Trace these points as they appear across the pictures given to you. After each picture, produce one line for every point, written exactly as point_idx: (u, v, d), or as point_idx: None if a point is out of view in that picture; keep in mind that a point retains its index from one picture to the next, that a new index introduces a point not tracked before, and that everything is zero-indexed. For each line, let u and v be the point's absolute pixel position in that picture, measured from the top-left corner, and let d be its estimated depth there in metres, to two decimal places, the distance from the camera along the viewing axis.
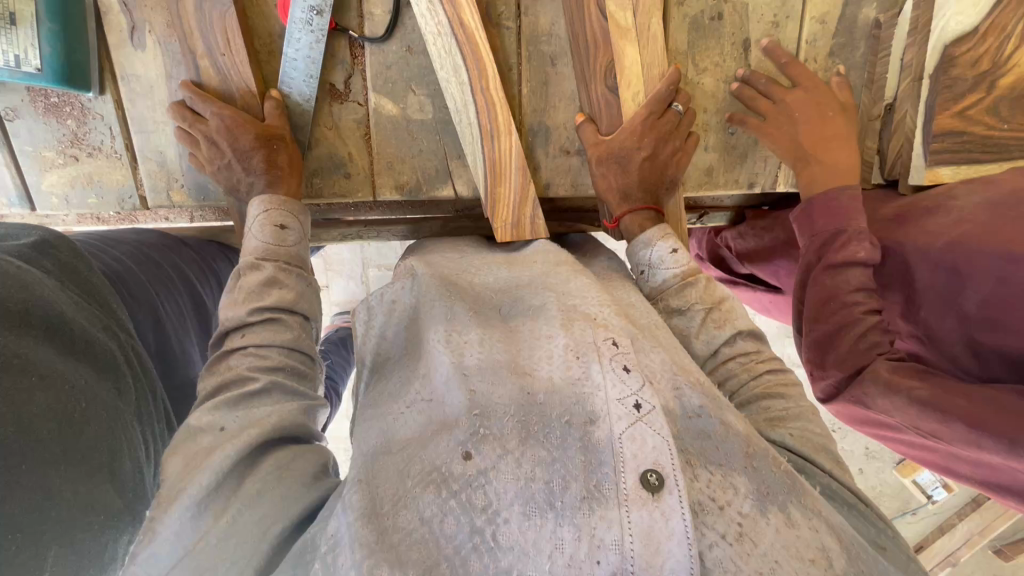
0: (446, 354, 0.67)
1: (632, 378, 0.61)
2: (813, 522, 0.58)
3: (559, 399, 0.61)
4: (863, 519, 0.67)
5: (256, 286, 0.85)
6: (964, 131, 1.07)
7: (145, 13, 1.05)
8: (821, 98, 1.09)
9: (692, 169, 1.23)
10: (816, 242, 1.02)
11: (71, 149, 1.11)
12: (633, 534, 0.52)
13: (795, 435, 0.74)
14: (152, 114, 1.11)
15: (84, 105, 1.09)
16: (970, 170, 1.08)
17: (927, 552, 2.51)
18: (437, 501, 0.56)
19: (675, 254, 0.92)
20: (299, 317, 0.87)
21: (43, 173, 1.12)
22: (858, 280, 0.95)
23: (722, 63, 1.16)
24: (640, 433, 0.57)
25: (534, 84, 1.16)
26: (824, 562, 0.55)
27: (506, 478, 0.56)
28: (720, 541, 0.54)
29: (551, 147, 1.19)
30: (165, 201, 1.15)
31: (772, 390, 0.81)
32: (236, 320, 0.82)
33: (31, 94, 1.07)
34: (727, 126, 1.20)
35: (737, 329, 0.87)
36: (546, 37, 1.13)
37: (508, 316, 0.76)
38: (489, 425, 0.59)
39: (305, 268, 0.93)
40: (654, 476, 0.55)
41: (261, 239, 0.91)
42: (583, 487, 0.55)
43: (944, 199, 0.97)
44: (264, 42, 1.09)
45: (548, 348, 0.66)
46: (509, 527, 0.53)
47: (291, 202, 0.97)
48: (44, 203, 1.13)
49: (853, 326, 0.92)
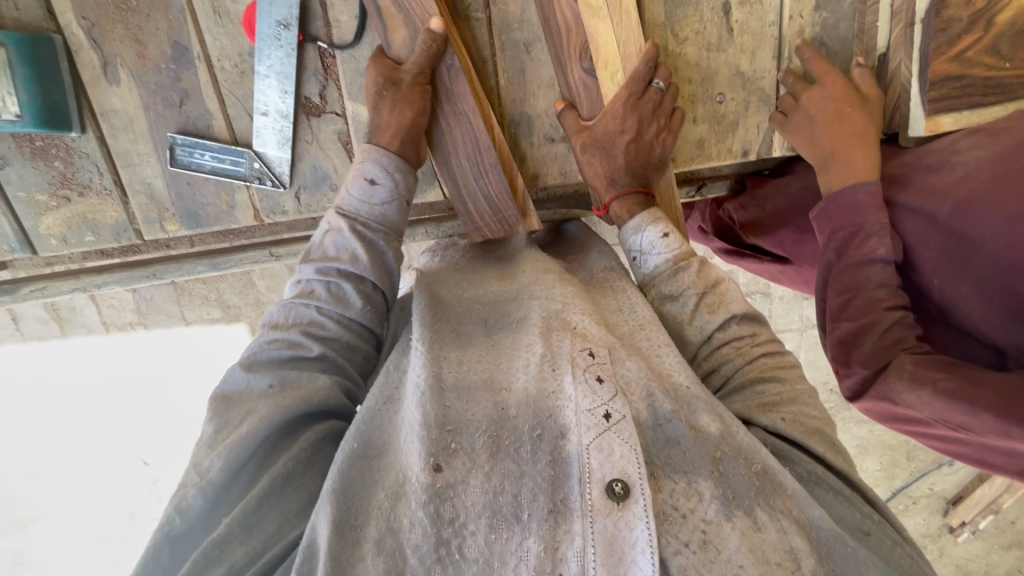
0: (422, 363, 0.72)
1: (604, 389, 0.67)
2: (781, 524, 0.62)
3: (532, 411, 0.68)
4: (849, 504, 0.69)
5: (335, 245, 0.86)
6: (963, 75, 1.01)
7: (115, 47, 1.05)
8: (838, 94, 1.05)
9: (682, 143, 1.20)
10: (835, 240, 0.97)
11: (63, 191, 1.13)
12: (596, 544, 0.59)
13: (787, 419, 0.74)
14: (135, 148, 1.12)
15: (69, 145, 1.10)
16: (972, 117, 1.03)
17: (967, 502, 2.44)
18: (409, 514, 0.62)
19: (666, 239, 0.90)
20: (368, 287, 0.86)
21: (40, 217, 1.14)
22: (882, 275, 0.91)
23: (703, 30, 1.14)
24: (608, 442, 0.64)
25: (512, 74, 1.13)
26: (792, 564, 0.60)
27: (473, 492, 0.62)
28: (683, 549, 0.60)
29: (535, 137, 1.17)
30: (160, 232, 1.17)
31: (767, 373, 0.79)
32: (308, 277, 0.84)
33: (17, 140, 1.09)
34: (713, 95, 1.18)
35: (731, 312, 0.84)
36: (517, 24, 1.10)
37: (493, 330, 0.81)
38: (460, 440, 0.66)
39: (388, 234, 0.90)
40: (620, 485, 0.61)
41: (350, 193, 0.90)
42: (549, 502, 0.62)
43: (952, 151, 0.93)
44: (234, 62, 1.08)
45: (526, 357, 0.73)
46: (474, 539, 0.60)
47: (393, 156, 0.93)
48: (45, 245, 1.16)
49: (878, 323, 0.88)
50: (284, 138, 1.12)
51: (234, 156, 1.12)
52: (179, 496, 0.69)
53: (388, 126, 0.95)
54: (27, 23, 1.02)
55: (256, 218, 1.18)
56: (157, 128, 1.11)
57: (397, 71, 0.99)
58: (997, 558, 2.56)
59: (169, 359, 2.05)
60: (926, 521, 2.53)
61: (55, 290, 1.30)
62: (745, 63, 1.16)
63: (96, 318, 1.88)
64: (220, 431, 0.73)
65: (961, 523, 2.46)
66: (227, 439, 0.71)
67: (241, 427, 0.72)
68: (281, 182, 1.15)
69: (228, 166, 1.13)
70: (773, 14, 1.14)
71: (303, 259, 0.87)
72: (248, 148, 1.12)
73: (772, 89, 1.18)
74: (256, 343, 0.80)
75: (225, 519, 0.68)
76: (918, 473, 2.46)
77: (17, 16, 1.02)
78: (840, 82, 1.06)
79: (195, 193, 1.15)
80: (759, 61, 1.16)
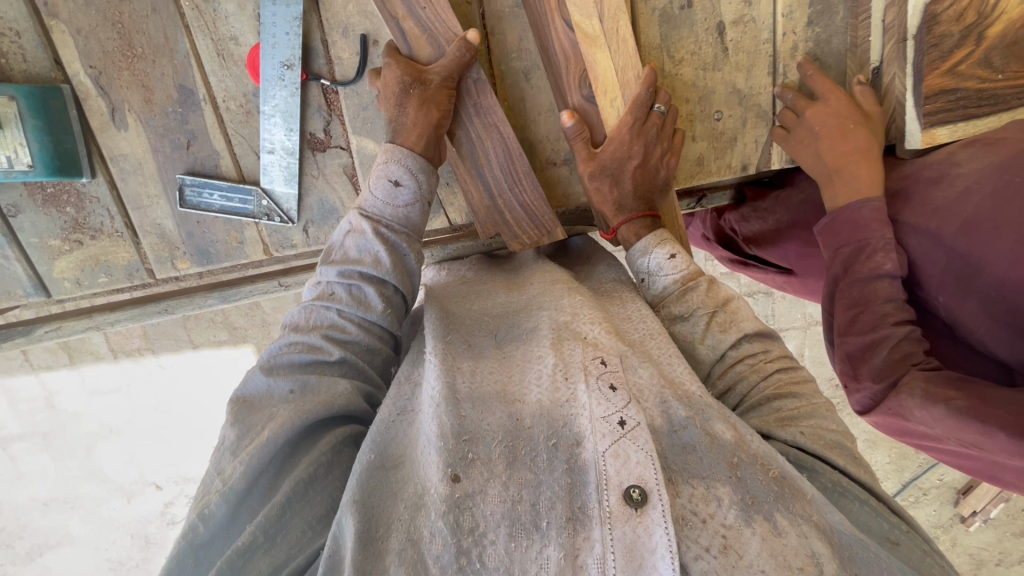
0: (436, 376, 0.74)
1: (617, 396, 0.69)
2: (802, 529, 0.62)
3: (546, 422, 0.69)
4: (877, 514, 0.68)
5: (356, 249, 0.87)
6: (957, 88, 1.03)
7: (122, 93, 1.07)
8: (842, 109, 1.06)
9: (682, 161, 1.21)
10: (841, 256, 0.99)
11: (75, 235, 1.15)
12: (616, 550, 0.60)
13: (806, 432, 0.73)
14: (145, 190, 1.14)
15: (80, 190, 1.12)
16: (967, 127, 1.04)
17: (976, 491, 2.41)
18: (429, 524, 0.63)
19: (673, 260, 0.92)
20: (389, 290, 0.87)
21: (53, 261, 1.16)
22: (889, 291, 0.93)
23: (699, 51, 1.16)
24: (624, 449, 0.65)
25: (512, 102, 1.15)
26: (815, 568, 0.59)
27: (492, 502, 0.63)
28: (705, 554, 0.60)
29: (537, 161, 1.18)
30: (171, 270, 1.19)
31: (784, 389, 0.79)
32: (329, 279, 0.85)
33: (29, 188, 1.10)
34: (711, 113, 1.19)
35: (743, 331, 0.84)
36: (516, 53, 1.12)
37: (502, 341, 0.83)
38: (477, 450, 0.67)
39: (411, 236, 0.91)
40: (637, 492, 0.62)
41: (374, 194, 0.90)
42: (567, 510, 0.63)
43: (950, 163, 0.95)
44: (240, 102, 1.10)
45: (538, 368, 0.75)
46: (494, 547, 0.61)
47: (417, 157, 0.93)
48: (58, 288, 1.18)
49: (887, 339, 0.90)
50: (291, 174, 1.13)
51: (242, 195, 1.14)
52: (203, 503, 0.68)
53: (414, 125, 0.94)
54: (37, 74, 1.04)
55: (266, 253, 1.20)
56: (165, 170, 1.12)
57: (424, 71, 0.97)
58: (1011, 546, 2.52)
59: (180, 382, 2.06)
60: (938, 512, 2.52)
61: (70, 329, 1.32)
62: (741, 80, 1.18)
63: (105, 346, 1.98)
64: (243, 436, 0.72)
65: (972, 513, 2.43)
66: (250, 444, 0.71)
67: (263, 433, 0.72)
68: (289, 217, 1.17)
69: (236, 204, 1.15)
70: (766, 32, 1.15)
71: (325, 259, 0.88)
72: (255, 185, 1.14)
73: (768, 105, 1.20)
74: (278, 346, 0.82)
75: (249, 526, 0.67)
76: (927, 463, 2.48)
77: (25, 68, 1.03)
78: (842, 100, 1.08)
79: (204, 232, 1.17)
80: (755, 78, 1.18)
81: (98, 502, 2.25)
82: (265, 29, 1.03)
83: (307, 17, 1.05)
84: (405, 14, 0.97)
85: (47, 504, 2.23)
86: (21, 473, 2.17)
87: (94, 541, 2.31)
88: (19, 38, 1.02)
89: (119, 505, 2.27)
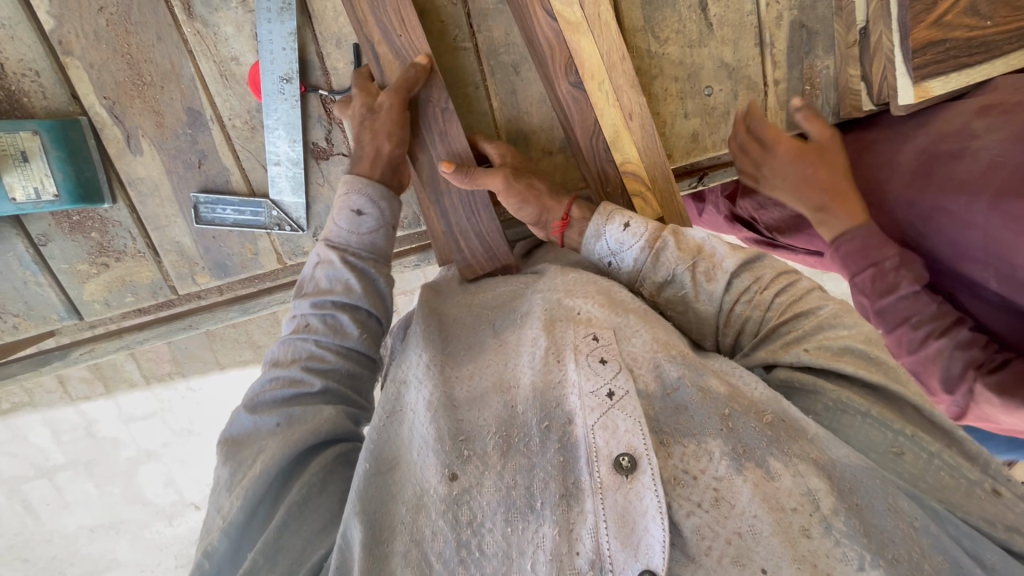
0: (426, 386, 0.76)
1: (606, 368, 0.70)
2: (797, 472, 0.62)
3: (539, 404, 0.70)
4: (880, 425, 0.66)
5: (325, 281, 0.87)
6: (946, 38, 1.02)
7: (135, 120, 1.13)
8: (797, 156, 1.01)
9: (677, 138, 1.23)
10: (858, 287, 0.98)
11: (101, 258, 1.21)
12: (607, 518, 0.61)
13: (811, 349, 0.72)
14: (163, 210, 1.20)
15: (103, 216, 1.18)
16: (962, 77, 1.01)
17: None
18: (430, 523, 0.65)
19: (628, 228, 0.89)
20: (362, 314, 0.87)
21: (83, 285, 1.23)
22: (921, 308, 0.93)
23: (683, 29, 1.18)
24: (612, 419, 0.66)
25: (504, 95, 1.18)
26: (809, 507, 0.60)
27: (488, 492, 0.65)
28: (696, 509, 0.61)
29: (533, 150, 1.21)
30: (193, 285, 1.26)
31: (791, 313, 0.77)
32: (303, 312, 0.86)
33: (56, 218, 1.17)
34: (701, 89, 1.21)
35: (729, 272, 0.82)
36: (504, 48, 1.16)
37: (501, 330, 0.84)
38: (472, 447, 0.69)
39: (378, 261, 0.91)
40: (627, 460, 0.63)
41: (337, 225, 0.89)
42: (560, 486, 0.64)
43: (968, 133, 0.92)
44: (245, 118, 1.15)
45: (531, 351, 0.76)
46: (492, 535, 0.63)
47: (379, 186, 0.91)
48: (89, 310, 1.25)
49: (943, 356, 0.92)
50: (297, 183, 1.18)
51: (253, 207, 1.19)
52: (206, 540, 0.71)
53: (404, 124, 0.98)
54: (56, 110, 1.11)
55: (279, 262, 1.26)
56: (181, 189, 1.18)
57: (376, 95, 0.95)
58: None
59: (208, 399, 2.11)
60: None
61: (102, 351, 1.36)
62: (728, 54, 1.20)
63: (138, 372, 2.05)
64: (235, 474, 0.74)
65: None
66: (243, 479, 0.73)
67: (254, 467, 0.73)
68: (300, 226, 1.21)
69: (248, 216, 1.20)
70: (749, 4, 1.17)
71: (297, 293, 0.89)
72: (266, 198, 1.19)
73: (758, 75, 1.21)
74: (259, 386, 0.82)
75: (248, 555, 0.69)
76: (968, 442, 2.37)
77: (45, 105, 1.10)
78: (792, 144, 1.02)
79: (220, 246, 1.23)
80: (741, 50, 1.20)
81: (142, 525, 2.33)
82: (263, 47, 1.08)
83: (302, 32, 1.10)
84: (379, 39, 0.98)
85: (94, 530, 2.31)
86: (67, 501, 2.25)
87: (140, 563, 2.38)
88: (38, 77, 1.09)
89: (162, 526, 2.34)
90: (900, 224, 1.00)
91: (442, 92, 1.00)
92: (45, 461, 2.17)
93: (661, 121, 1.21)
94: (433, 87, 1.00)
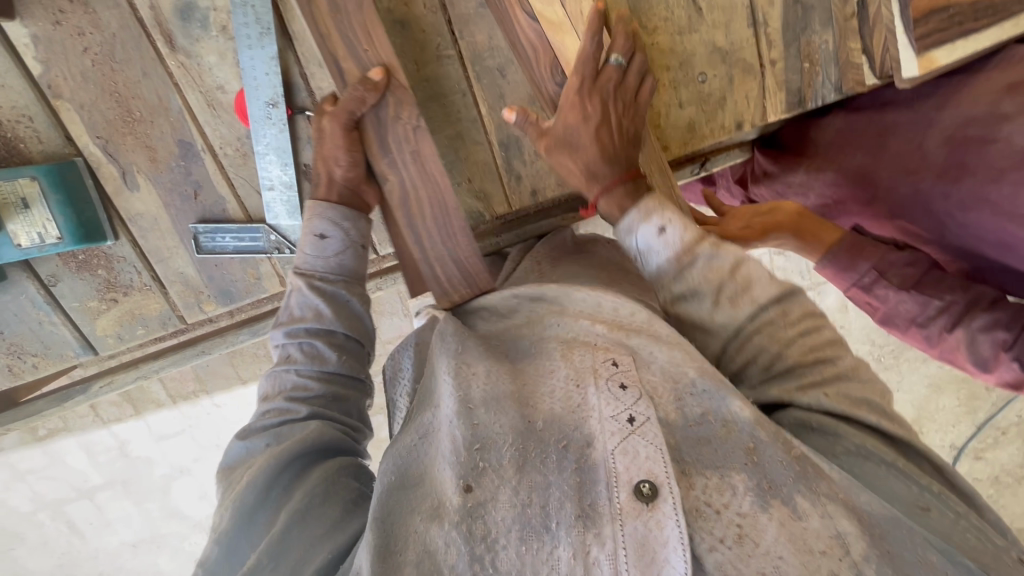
0: (452, 389, 0.71)
1: (626, 395, 0.68)
2: (824, 511, 0.61)
3: (558, 426, 0.67)
4: (904, 477, 0.66)
5: (297, 306, 0.88)
6: (948, 6, 0.96)
7: (129, 157, 1.14)
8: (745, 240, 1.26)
9: (673, 129, 1.20)
10: (856, 298, 1.14)
11: (109, 294, 1.23)
12: (627, 546, 0.60)
13: (829, 392, 0.71)
14: (165, 243, 1.21)
15: (107, 253, 1.20)
16: (969, 46, 0.95)
17: None
18: (442, 535, 0.63)
19: (663, 233, 0.80)
20: (340, 337, 0.88)
21: (94, 321, 1.25)
22: (920, 308, 1.05)
23: (671, 16, 1.14)
24: (632, 446, 0.64)
25: (492, 100, 1.16)
26: (839, 551, 0.59)
27: (503, 507, 0.63)
28: (719, 545, 0.60)
29: (525, 154, 1.19)
30: (200, 313, 1.28)
31: (817, 353, 0.74)
32: (280, 342, 0.87)
33: (62, 258, 1.19)
34: (695, 76, 1.17)
35: (758, 302, 0.76)
36: (488, 52, 1.13)
37: (517, 359, 0.76)
38: (488, 459, 0.66)
39: (349, 281, 0.91)
40: (647, 486, 0.62)
41: (305, 251, 0.90)
42: (577, 508, 0.62)
43: (998, 116, 0.89)
44: (236, 146, 1.15)
45: (551, 382, 0.70)
46: (507, 553, 0.61)
47: (338, 207, 0.91)
48: (103, 344, 1.27)
49: (961, 344, 1.01)
50: (293, 207, 1.16)
51: (252, 233, 1.20)
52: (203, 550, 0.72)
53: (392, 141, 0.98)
54: (52, 152, 1.12)
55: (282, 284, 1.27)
56: (180, 222, 1.20)
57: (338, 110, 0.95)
58: None
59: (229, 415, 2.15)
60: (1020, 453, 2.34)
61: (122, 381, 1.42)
62: (720, 37, 1.16)
63: (162, 393, 2.09)
64: (227, 492, 0.75)
65: None
66: (233, 493, 0.74)
67: (244, 478, 0.74)
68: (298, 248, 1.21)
69: (247, 243, 1.21)
70: None
71: (274, 323, 0.89)
72: (263, 222, 1.19)
73: (754, 57, 1.17)
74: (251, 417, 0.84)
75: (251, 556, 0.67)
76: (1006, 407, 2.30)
77: (42, 148, 1.12)
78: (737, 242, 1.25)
79: (223, 273, 1.25)
80: (734, 33, 1.16)
81: (181, 538, 2.39)
82: (246, 74, 1.08)
83: (284, 55, 1.09)
84: (344, 55, 0.96)
85: (135, 545, 2.39)
86: (108, 519, 2.33)
87: None
88: (32, 122, 1.10)
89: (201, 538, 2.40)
90: (938, 215, 0.99)
91: (410, 108, 0.98)
92: (84, 482, 2.24)
93: (654, 113, 1.18)
94: (391, 100, 0.98)
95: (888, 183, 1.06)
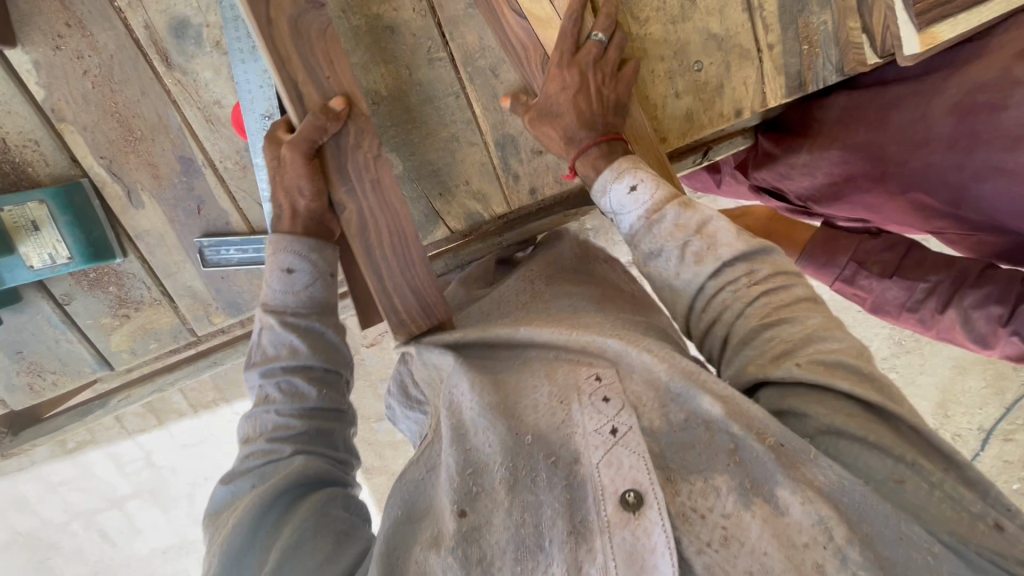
0: (448, 416, 0.74)
1: (609, 406, 0.69)
2: (805, 501, 0.58)
3: (545, 441, 0.69)
4: (878, 450, 0.60)
5: (270, 345, 0.87)
6: None
7: (133, 175, 1.17)
8: None
9: (671, 121, 1.18)
10: (845, 290, 1.20)
11: (121, 310, 1.26)
12: (616, 557, 0.60)
13: (802, 363, 0.66)
14: (171, 258, 1.23)
15: (117, 270, 1.23)
16: (972, 18, 0.95)
17: None
18: (438, 562, 0.63)
19: (634, 191, 0.84)
20: (318, 371, 0.87)
21: (108, 337, 1.28)
22: (906, 294, 1.09)
23: (663, 5, 1.11)
24: (616, 457, 0.65)
25: (486, 100, 1.15)
26: (823, 535, 0.56)
27: (497, 529, 0.64)
28: (705, 548, 0.59)
29: (523, 154, 1.19)
30: (210, 325, 1.30)
31: (778, 316, 0.72)
32: (257, 382, 0.87)
33: (74, 277, 1.22)
34: (692, 65, 1.15)
35: (721, 258, 0.77)
36: (479, 52, 1.13)
37: (496, 368, 0.79)
38: (481, 482, 0.68)
39: (321, 313, 0.90)
40: (633, 496, 0.62)
41: (272, 288, 0.88)
42: (568, 525, 0.63)
43: (1011, 81, 0.86)
44: (235, 159, 1.17)
45: (535, 396, 0.73)
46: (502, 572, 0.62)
47: (303, 238, 0.89)
48: (118, 360, 1.30)
49: (956, 325, 1.03)
50: None
51: (255, 244, 1.21)
52: None
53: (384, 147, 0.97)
54: (58, 175, 1.15)
55: None
56: (185, 237, 1.22)
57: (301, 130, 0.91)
58: None
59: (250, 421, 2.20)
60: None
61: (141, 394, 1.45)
62: (715, 24, 1.13)
63: (184, 403, 2.14)
64: (214, 538, 0.76)
65: None
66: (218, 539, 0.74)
67: (229, 522, 0.74)
68: None
69: (252, 254, 1.23)
70: None
71: (249, 363, 0.89)
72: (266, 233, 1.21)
73: (750, 43, 1.14)
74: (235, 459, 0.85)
75: None
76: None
77: (49, 171, 1.14)
78: None
79: (230, 285, 1.28)
80: (729, 19, 1.13)
81: None
82: (241, 88, 1.08)
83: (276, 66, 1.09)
84: (305, 80, 0.92)
85: (166, 551, 2.45)
86: (138, 527, 2.39)
87: None
88: (38, 146, 1.13)
89: None
90: (953, 185, 0.93)
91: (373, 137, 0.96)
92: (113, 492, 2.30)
93: (652, 103, 1.16)
94: (355, 128, 0.96)
95: (899, 160, 1.01)
